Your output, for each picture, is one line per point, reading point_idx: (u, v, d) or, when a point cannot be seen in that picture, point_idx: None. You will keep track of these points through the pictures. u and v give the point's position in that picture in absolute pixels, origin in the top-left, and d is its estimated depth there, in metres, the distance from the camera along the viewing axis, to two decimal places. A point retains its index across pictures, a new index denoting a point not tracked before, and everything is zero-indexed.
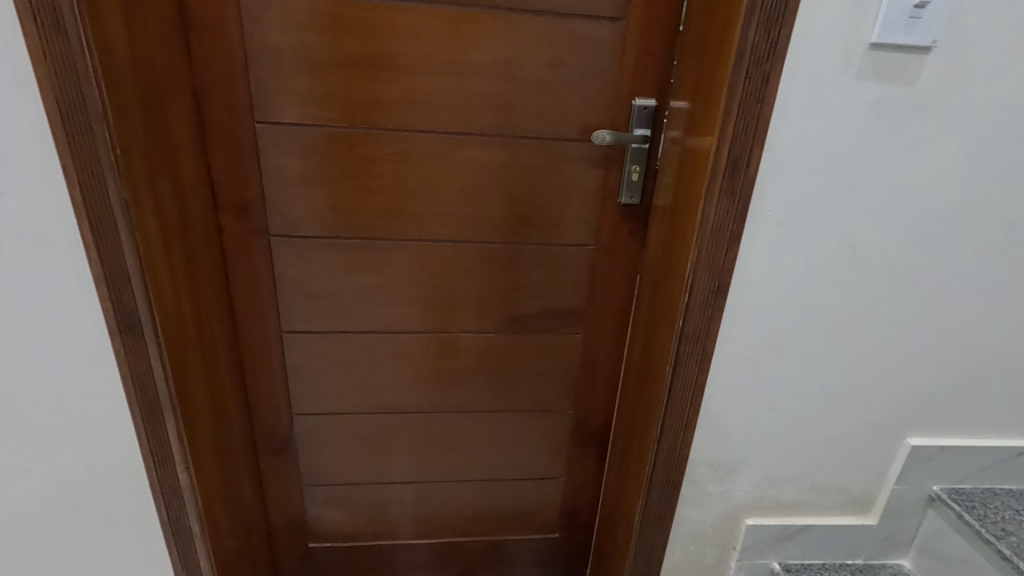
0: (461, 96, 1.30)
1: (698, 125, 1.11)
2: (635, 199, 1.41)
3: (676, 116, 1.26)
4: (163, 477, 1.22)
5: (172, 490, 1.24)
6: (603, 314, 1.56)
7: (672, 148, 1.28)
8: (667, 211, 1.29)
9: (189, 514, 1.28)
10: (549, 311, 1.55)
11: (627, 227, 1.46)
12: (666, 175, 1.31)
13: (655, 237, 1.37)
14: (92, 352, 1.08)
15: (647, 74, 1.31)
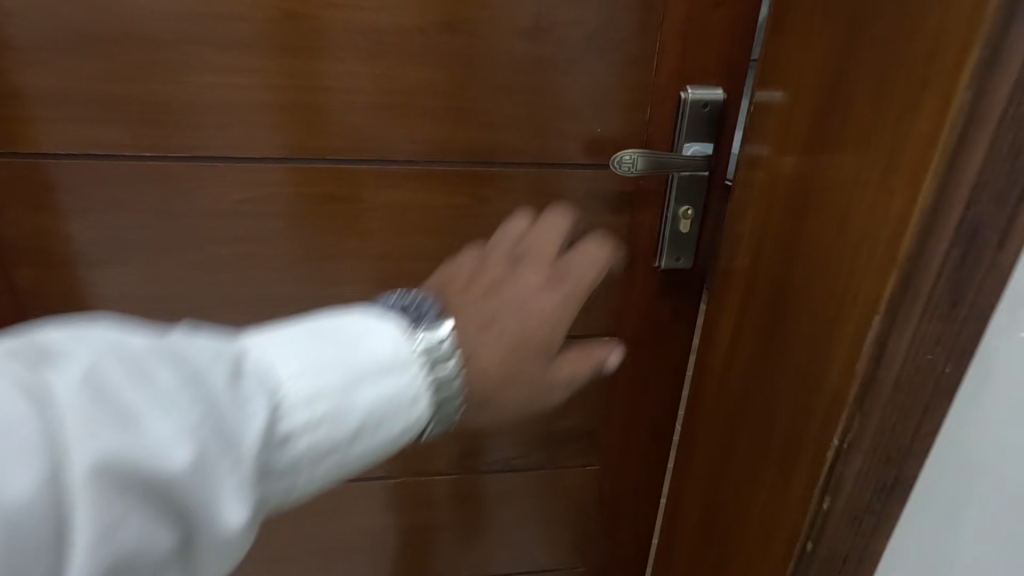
0: (369, 95, 0.71)
1: (834, 141, 0.52)
2: (685, 261, 0.81)
3: (759, 120, 0.66)
4: (242, 496, 0.35)
5: (311, 477, 0.38)
6: (629, 440, 0.96)
7: (750, 177, 0.67)
8: (747, 296, 0.68)
9: (352, 414, 0.39)
10: (542, 438, 0.95)
11: (669, 307, 0.86)
12: (735, 228, 0.71)
13: (713, 333, 0.76)
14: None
15: (707, 46, 0.71)
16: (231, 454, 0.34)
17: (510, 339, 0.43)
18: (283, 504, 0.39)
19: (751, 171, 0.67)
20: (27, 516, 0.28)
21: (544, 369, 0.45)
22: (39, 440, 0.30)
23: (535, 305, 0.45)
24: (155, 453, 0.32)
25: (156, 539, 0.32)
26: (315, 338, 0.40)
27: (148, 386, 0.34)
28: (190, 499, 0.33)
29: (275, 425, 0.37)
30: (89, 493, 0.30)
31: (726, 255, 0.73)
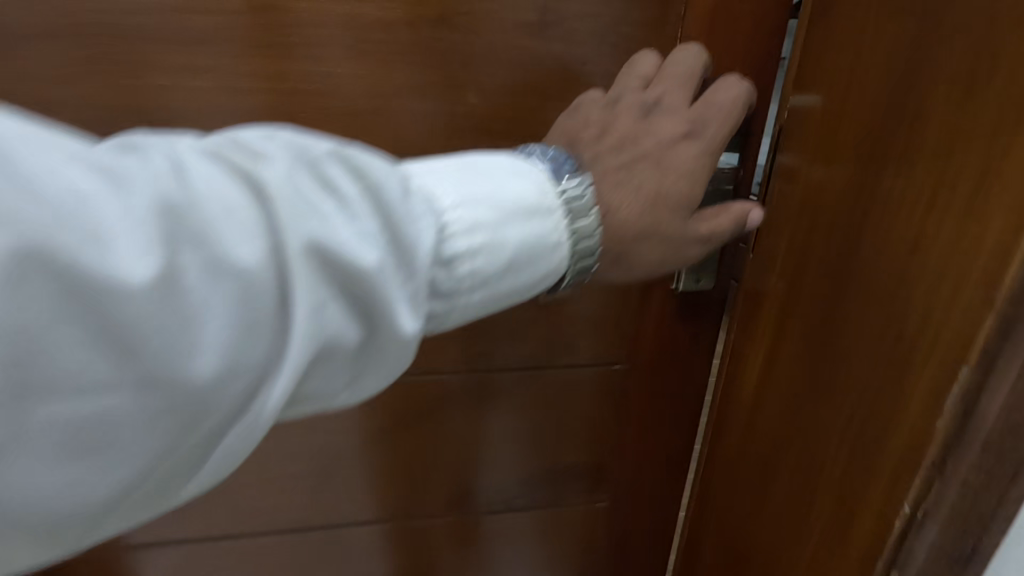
0: (353, 101, 0.62)
1: (896, 155, 0.45)
2: (704, 283, 0.73)
3: (795, 129, 0.58)
4: (415, 304, 0.36)
5: (467, 307, 0.40)
6: (640, 475, 0.88)
7: (784, 193, 0.60)
8: (782, 325, 0.61)
9: (507, 246, 0.40)
10: (545, 475, 0.86)
11: (685, 332, 0.78)
12: (766, 249, 0.63)
13: (738, 362, 0.69)
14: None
15: (729, 44, 0.63)
16: (408, 267, 0.35)
17: (649, 197, 0.46)
18: (442, 328, 0.40)
19: (785, 186, 0.60)
20: (255, 282, 0.31)
21: (682, 223, 0.48)
22: (256, 219, 0.32)
23: (674, 164, 0.48)
24: (347, 249, 0.33)
25: (343, 327, 0.35)
26: (473, 172, 0.41)
27: (333, 190, 0.34)
28: (372, 296, 0.34)
29: (444, 245, 0.37)
30: (298, 268, 0.32)
31: (754, 278, 0.66)
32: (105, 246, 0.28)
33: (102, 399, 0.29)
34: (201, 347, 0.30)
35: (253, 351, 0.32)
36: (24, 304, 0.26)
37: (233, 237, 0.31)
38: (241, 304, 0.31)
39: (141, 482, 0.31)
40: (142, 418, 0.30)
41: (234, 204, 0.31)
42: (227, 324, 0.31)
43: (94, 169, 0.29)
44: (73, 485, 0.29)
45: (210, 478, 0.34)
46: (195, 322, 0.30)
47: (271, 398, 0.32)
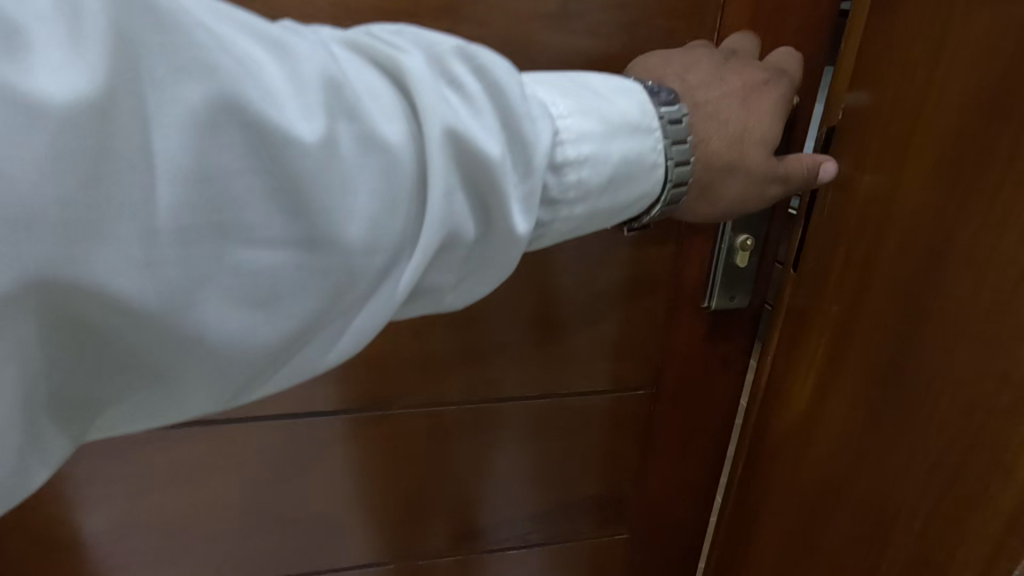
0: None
1: (997, 166, 0.39)
2: (739, 299, 0.66)
3: (849, 137, 0.52)
4: (529, 206, 0.37)
5: (568, 220, 0.41)
6: (664, 507, 0.81)
7: (839, 207, 0.53)
8: (837, 353, 0.54)
9: (609, 163, 0.40)
10: (561, 508, 0.80)
11: (716, 354, 0.71)
12: (816, 268, 0.57)
13: (783, 390, 0.63)
14: (111, 158, 0.26)
15: (774, 40, 0.57)
16: (525, 164, 0.36)
17: (736, 134, 0.45)
18: (543, 242, 0.42)
19: (840, 200, 0.53)
20: (399, 159, 0.33)
21: (766, 165, 0.46)
22: (399, 108, 0.34)
23: (755, 103, 0.47)
24: (479, 138, 0.35)
25: (465, 220, 0.36)
26: (582, 90, 0.41)
27: (458, 87, 0.36)
28: (497, 189, 0.36)
29: (556, 152, 0.38)
30: (436, 152, 0.33)
31: (801, 300, 0.59)
32: (279, 105, 0.29)
33: (274, 253, 0.31)
34: (351, 214, 0.32)
35: (393, 227, 0.33)
36: (210, 147, 0.28)
37: (383, 118, 0.33)
38: (386, 179, 0.33)
39: (290, 343, 0.33)
40: (298, 276, 0.32)
41: (378, 90, 0.33)
42: (375, 192, 0.33)
43: (259, 38, 0.31)
44: (240, 332, 0.31)
45: (343, 353, 0.36)
46: (347, 190, 0.32)
47: (399, 283, 0.35)
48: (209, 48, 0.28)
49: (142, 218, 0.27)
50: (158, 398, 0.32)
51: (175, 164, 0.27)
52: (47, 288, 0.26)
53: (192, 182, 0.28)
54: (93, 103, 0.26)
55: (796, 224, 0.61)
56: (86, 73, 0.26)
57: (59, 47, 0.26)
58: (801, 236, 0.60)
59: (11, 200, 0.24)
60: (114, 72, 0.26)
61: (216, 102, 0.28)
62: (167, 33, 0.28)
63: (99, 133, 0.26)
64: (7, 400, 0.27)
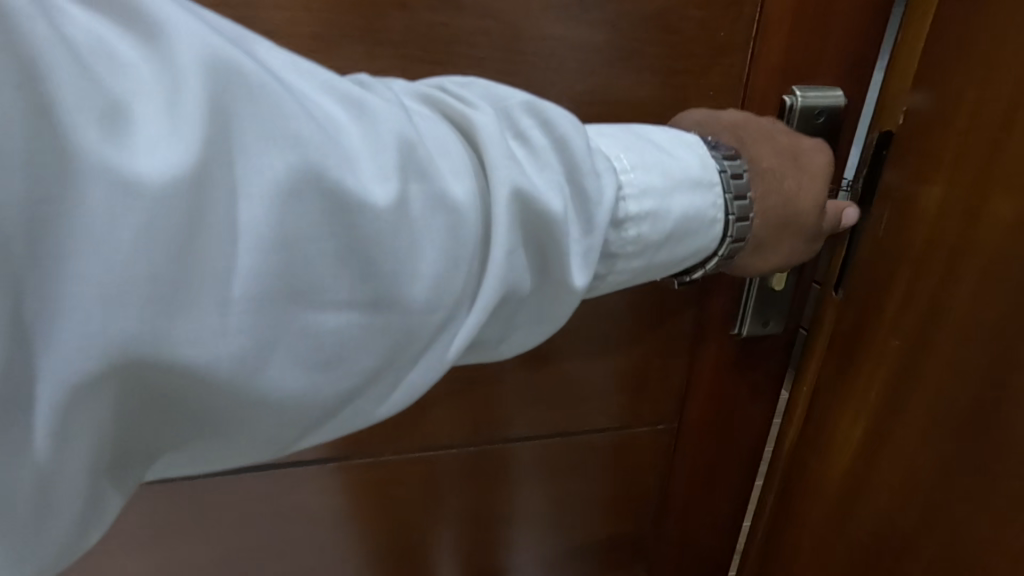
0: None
1: None
2: (773, 323, 0.59)
3: (911, 142, 0.45)
4: (587, 258, 0.36)
5: (625, 270, 0.40)
6: (687, 547, 0.74)
7: (901, 224, 0.46)
8: (902, 391, 0.47)
9: (670, 217, 0.39)
10: (575, 551, 0.73)
11: (744, 383, 0.64)
12: (870, 293, 0.50)
13: (828, 427, 0.55)
14: (201, 224, 0.25)
15: (817, 35, 0.51)
16: (584, 218, 0.36)
17: (792, 192, 0.43)
18: (598, 290, 0.41)
19: (901, 215, 0.46)
20: (467, 214, 0.32)
21: (816, 227, 0.44)
22: (467, 164, 0.32)
23: (809, 164, 0.44)
24: (541, 192, 0.33)
25: (526, 272, 0.35)
26: (647, 143, 0.40)
27: (525, 140, 0.35)
28: (558, 242, 0.34)
29: (619, 207, 0.37)
30: (502, 210, 0.32)
31: (850, 328, 0.52)
32: (354, 169, 0.28)
33: (341, 315, 0.29)
34: (419, 271, 0.30)
35: (458, 285, 0.32)
36: (291, 213, 0.27)
37: (451, 174, 0.32)
38: (454, 239, 0.31)
39: (352, 399, 0.32)
40: (365, 337, 0.30)
41: (447, 143, 0.32)
42: (443, 250, 0.31)
43: (335, 97, 0.30)
44: (309, 391, 0.29)
45: (397, 408, 0.34)
46: (417, 250, 0.30)
47: (453, 343, 0.33)
48: (292, 112, 0.27)
49: (224, 285, 0.26)
50: (215, 451, 0.30)
51: (259, 230, 0.26)
52: (131, 360, 0.25)
53: (276, 245, 0.27)
54: (186, 173, 0.24)
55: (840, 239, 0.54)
56: (179, 142, 0.24)
57: (154, 114, 0.25)
58: (847, 254, 0.53)
59: (105, 273, 0.23)
60: (206, 137, 0.25)
61: (297, 168, 0.27)
62: (255, 98, 0.27)
63: (189, 200, 0.25)
64: (76, 465, 0.25)
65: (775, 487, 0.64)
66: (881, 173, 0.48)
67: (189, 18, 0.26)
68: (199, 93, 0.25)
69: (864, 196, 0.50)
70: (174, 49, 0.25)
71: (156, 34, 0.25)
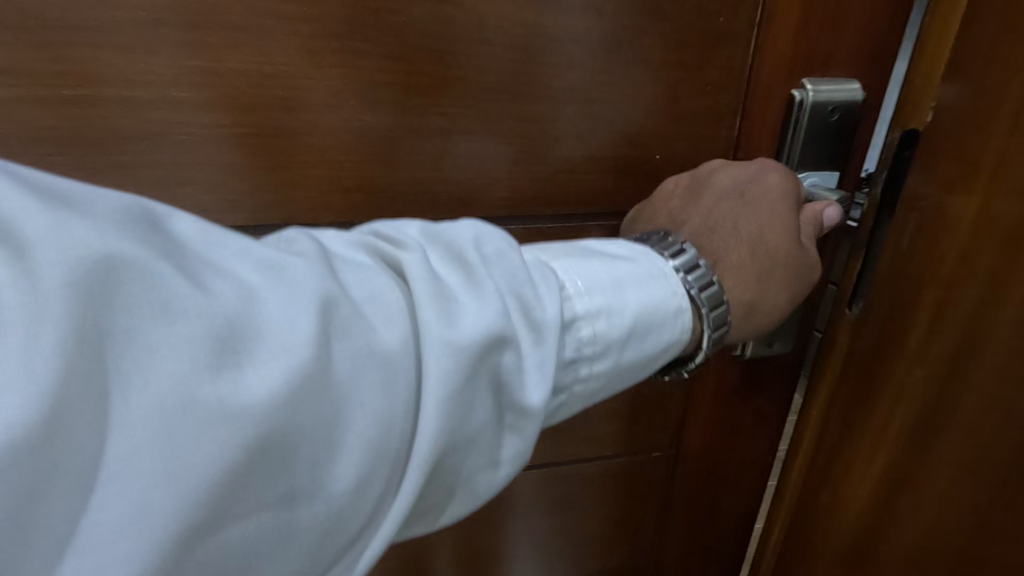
0: (269, 117, 0.41)
1: None
2: (783, 341, 0.53)
3: (944, 141, 0.39)
4: (544, 379, 0.32)
5: (588, 380, 0.36)
6: None
7: (928, 237, 0.41)
8: (936, 425, 0.42)
9: (626, 315, 0.36)
10: None
11: (750, 406, 0.58)
12: (890, 314, 0.44)
13: (841, 461, 0.50)
14: (49, 485, 0.20)
15: (833, 22, 0.45)
16: (537, 343, 0.32)
17: (753, 239, 0.42)
18: (567, 409, 0.37)
19: (928, 226, 0.40)
20: (400, 365, 0.28)
21: (791, 276, 0.43)
22: (401, 307, 0.29)
23: (758, 199, 0.43)
24: (485, 327, 0.30)
25: (479, 414, 0.31)
26: (588, 254, 0.38)
27: (460, 272, 0.31)
28: (504, 369, 0.31)
29: (565, 309, 0.34)
30: (438, 356, 0.28)
31: (868, 352, 0.46)
32: (267, 356, 0.24)
33: (246, 521, 0.25)
34: (345, 453, 0.26)
35: (398, 444, 0.28)
36: (178, 430, 0.22)
37: (377, 325, 0.28)
38: (388, 398, 0.27)
39: None
40: (279, 535, 0.26)
41: (375, 290, 0.29)
42: (376, 414, 0.27)
43: (252, 265, 0.26)
44: None
45: None
46: (344, 424, 0.26)
47: (393, 515, 0.29)
48: (193, 310, 0.23)
49: (98, 543, 0.21)
50: None
51: (146, 461, 0.22)
52: None
53: (163, 486, 0.22)
54: (44, 417, 0.20)
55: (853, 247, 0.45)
56: (41, 381, 0.20)
57: (6, 352, 0.20)
58: (862, 265, 0.45)
59: None
60: (70, 376, 0.21)
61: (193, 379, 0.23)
62: (144, 304, 0.22)
63: (43, 462, 0.20)
64: None
65: (778, 506, 0.58)
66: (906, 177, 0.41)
67: (59, 224, 0.22)
68: (65, 322, 0.21)
69: (885, 202, 0.43)
70: (37, 279, 0.21)
71: (27, 251, 0.21)
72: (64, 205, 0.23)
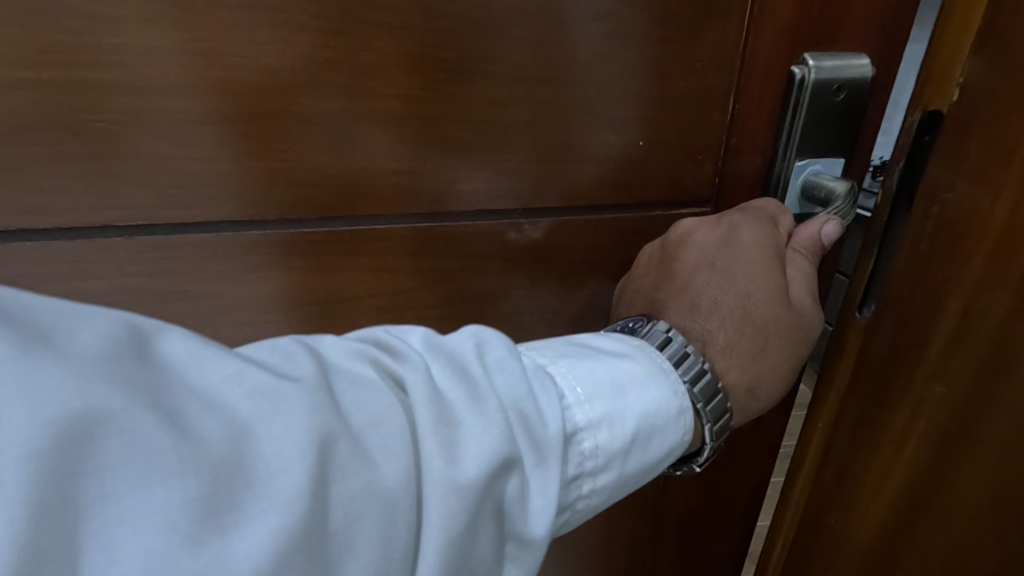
0: (199, 101, 0.36)
1: None
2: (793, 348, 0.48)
3: (974, 122, 0.34)
4: (550, 497, 0.28)
5: (590, 496, 0.32)
6: None
7: (949, 235, 0.36)
8: (958, 445, 0.38)
9: (630, 421, 0.32)
10: None
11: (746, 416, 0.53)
12: (906, 320, 0.40)
13: (850, 480, 0.46)
14: None
15: None
16: (543, 461, 0.28)
17: (741, 317, 0.40)
18: (568, 526, 0.32)
19: (949, 222, 0.36)
20: (399, 503, 0.24)
21: (791, 340, 0.41)
22: (400, 433, 0.25)
23: (740, 271, 0.40)
24: (492, 450, 0.26)
25: (483, 547, 0.27)
26: (583, 350, 0.34)
27: (464, 382, 0.28)
28: (507, 496, 0.27)
29: (566, 420, 0.30)
30: (439, 492, 0.25)
31: (879, 365, 0.42)
32: (256, 510, 0.21)
33: None
34: None
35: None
36: None
37: (374, 456, 0.24)
38: (384, 548, 0.23)
39: None
40: None
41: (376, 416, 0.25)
42: (372, 565, 0.23)
43: (240, 394, 0.23)
44: None
45: None
46: None
47: None
48: (173, 467, 0.20)
49: None
50: None
51: None
52: None
53: None
54: None
55: (863, 245, 0.42)
56: None
57: None
58: (874, 265, 0.42)
59: None
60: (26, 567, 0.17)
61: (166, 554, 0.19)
62: (119, 463, 0.19)
63: None
64: None
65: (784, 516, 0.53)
66: (927, 163, 0.38)
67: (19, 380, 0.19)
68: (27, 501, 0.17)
69: (902, 193, 0.40)
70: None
71: None
72: (37, 345, 0.20)
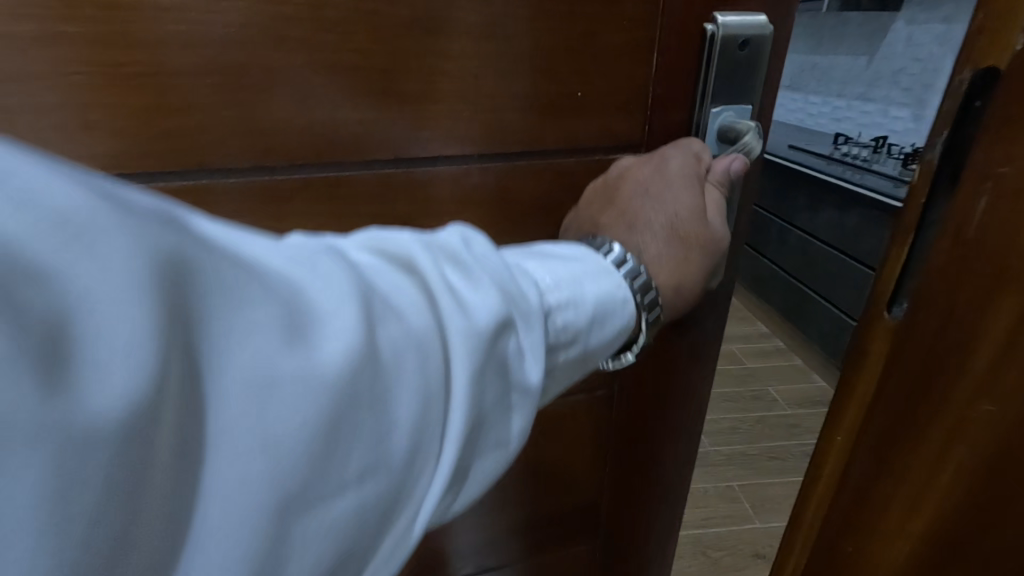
0: (165, 53, 0.38)
1: None
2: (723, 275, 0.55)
3: None
4: (539, 352, 0.31)
5: (564, 364, 0.36)
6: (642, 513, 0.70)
7: (1011, 220, 0.28)
8: (1011, 471, 0.33)
9: (589, 303, 0.37)
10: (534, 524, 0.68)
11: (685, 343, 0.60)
12: (949, 323, 0.32)
13: (871, 511, 0.39)
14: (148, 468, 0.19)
15: None
16: (533, 322, 0.31)
17: (668, 231, 0.46)
18: (548, 394, 0.36)
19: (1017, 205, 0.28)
20: (430, 345, 0.27)
21: (710, 255, 0.48)
22: (419, 292, 0.28)
23: (668, 194, 0.46)
24: (496, 307, 0.29)
25: (494, 392, 0.29)
26: (545, 255, 0.38)
27: (458, 263, 0.31)
28: (510, 352, 0.30)
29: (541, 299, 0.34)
30: (461, 337, 0.28)
31: (912, 381, 0.35)
32: (326, 330, 0.23)
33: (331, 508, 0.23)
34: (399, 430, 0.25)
35: (435, 423, 0.26)
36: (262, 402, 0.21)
37: (402, 306, 0.27)
38: (423, 374, 0.26)
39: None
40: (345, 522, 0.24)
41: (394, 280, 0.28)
42: (415, 393, 0.26)
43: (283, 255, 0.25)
44: None
45: None
46: (390, 404, 0.25)
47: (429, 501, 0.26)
48: (256, 291, 0.22)
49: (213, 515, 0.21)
50: None
51: (244, 438, 0.21)
52: None
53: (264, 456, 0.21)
54: (144, 391, 0.18)
55: (891, 234, 0.34)
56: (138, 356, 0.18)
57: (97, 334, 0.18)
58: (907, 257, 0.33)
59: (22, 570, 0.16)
60: (164, 353, 0.19)
61: (264, 358, 0.21)
62: (210, 283, 0.21)
63: (135, 457, 0.18)
64: None
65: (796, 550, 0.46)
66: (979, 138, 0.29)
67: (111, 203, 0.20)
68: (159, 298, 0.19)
69: (948, 167, 0.31)
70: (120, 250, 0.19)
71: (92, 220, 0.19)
72: (114, 196, 0.21)
